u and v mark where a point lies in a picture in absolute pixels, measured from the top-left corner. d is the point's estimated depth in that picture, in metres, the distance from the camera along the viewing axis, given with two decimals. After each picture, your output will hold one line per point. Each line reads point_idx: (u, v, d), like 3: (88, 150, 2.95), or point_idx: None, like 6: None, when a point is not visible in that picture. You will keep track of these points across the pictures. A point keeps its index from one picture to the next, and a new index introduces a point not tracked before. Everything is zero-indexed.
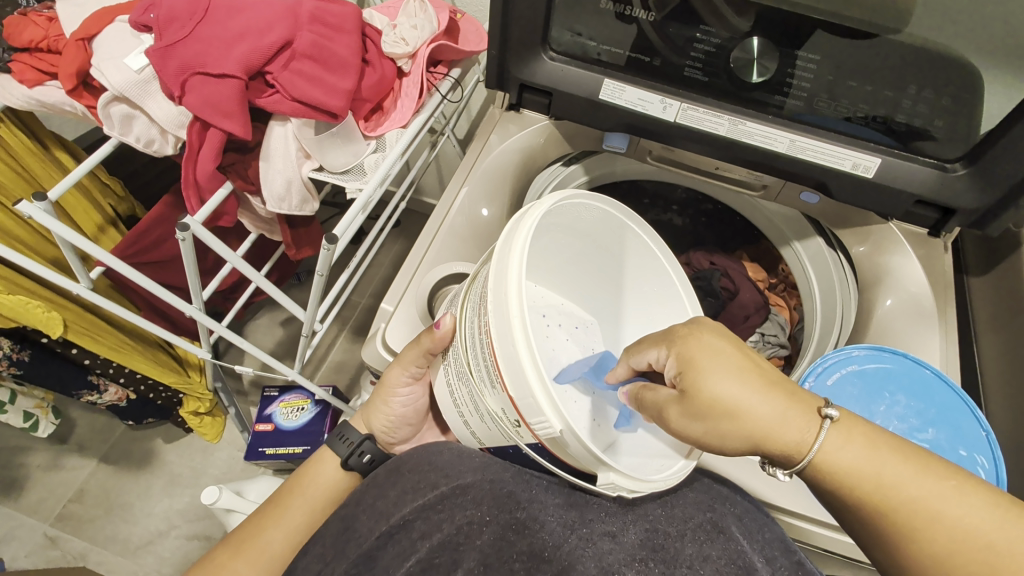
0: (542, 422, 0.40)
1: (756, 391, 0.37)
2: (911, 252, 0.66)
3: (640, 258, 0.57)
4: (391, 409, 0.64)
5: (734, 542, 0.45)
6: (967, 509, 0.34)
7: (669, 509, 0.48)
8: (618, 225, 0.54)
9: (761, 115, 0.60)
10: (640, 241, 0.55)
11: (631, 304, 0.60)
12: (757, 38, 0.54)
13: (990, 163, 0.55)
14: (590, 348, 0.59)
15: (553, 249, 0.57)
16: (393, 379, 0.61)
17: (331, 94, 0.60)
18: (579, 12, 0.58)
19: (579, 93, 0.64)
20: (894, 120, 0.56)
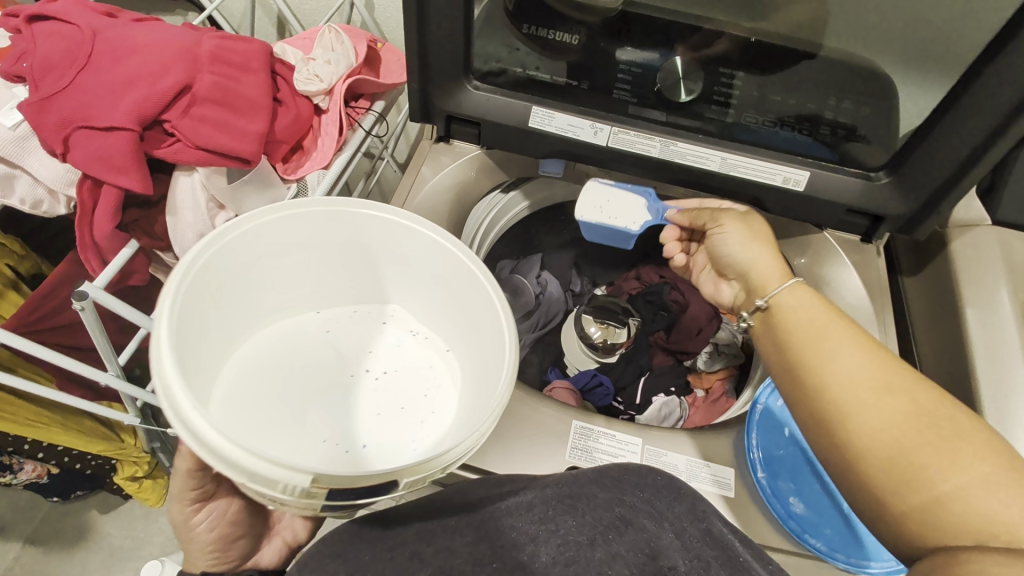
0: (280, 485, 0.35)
1: (767, 242, 0.61)
2: (847, 261, 0.66)
3: (389, 238, 0.51)
4: (202, 540, 0.56)
5: (643, 531, 0.41)
6: (863, 348, 0.48)
7: (577, 517, 0.43)
8: (345, 219, 0.49)
9: (691, 135, 0.60)
10: (378, 221, 0.50)
11: (412, 279, 0.55)
12: (679, 59, 0.55)
13: (910, 169, 0.56)
14: (410, 329, 0.57)
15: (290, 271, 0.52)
16: (179, 515, 0.56)
17: (240, 139, 0.55)
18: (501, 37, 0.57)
19: (508, 122, 0.62)
20: (819, 131, 0.57)
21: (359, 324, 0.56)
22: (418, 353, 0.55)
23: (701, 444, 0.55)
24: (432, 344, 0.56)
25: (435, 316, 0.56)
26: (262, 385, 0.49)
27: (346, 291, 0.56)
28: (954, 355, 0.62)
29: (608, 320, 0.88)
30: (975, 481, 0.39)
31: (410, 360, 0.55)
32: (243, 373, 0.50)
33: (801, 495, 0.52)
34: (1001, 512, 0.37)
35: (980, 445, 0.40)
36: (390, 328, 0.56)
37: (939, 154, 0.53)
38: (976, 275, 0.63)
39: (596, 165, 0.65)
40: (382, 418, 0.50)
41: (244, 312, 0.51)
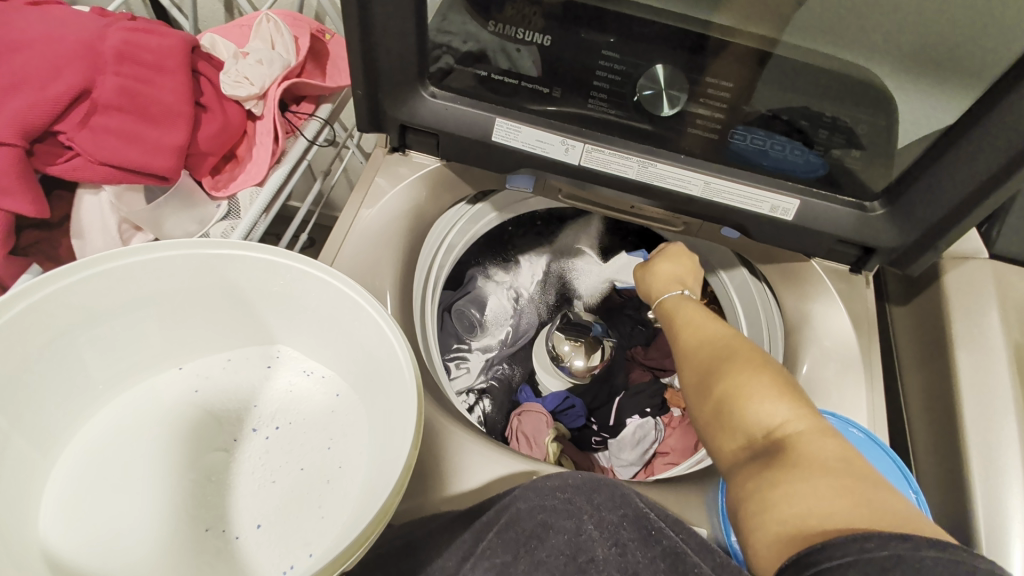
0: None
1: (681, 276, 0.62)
2: (833, 291, 0.62)
3: (258, 276, 0.46)
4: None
5: (568, 530, 0.38)
6: (700, 317, 0.52)
7: (504, 533, 0.40)
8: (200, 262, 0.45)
9: (672, 155, 0.54)
10: (239, 260, 0.45)
11: (292, 315, 0.50)
12: (662, 66, 0.48)
13: (908, 202, 0.51)
14: (305, 370, 0.51)
15: (140, 330, 0.47)
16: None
17: (153, 153, 0.47)
18: (458, 37, 0.49)
19: (469, 135, 0.55)
20: (812, 154, 0.51)
21: (235, 374, 0.50)
22: (317, 397, 0.50)
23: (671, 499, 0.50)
24: (332, 386, 0.50)
25: (326, 350, 0.50)
26: (116, 479, 0.44)
27: (216, 335, 0.50)
28: (942, 397, 0.57)
29: (582, 338, 0.80)
30: (737, 394, 0.41)
31: (308, 407, 0.49)
32: (93, 467, 0.44)
33: None
34: (757, 416, 0.39)
35: (741, 359, 0.43)
36: (274, 373, 0.51)
37: (941, 187, 0.48)
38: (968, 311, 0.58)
39: (568, 182, 0.59)
40: (278, 486, 0.45)
41: (70, 394, 0.44)
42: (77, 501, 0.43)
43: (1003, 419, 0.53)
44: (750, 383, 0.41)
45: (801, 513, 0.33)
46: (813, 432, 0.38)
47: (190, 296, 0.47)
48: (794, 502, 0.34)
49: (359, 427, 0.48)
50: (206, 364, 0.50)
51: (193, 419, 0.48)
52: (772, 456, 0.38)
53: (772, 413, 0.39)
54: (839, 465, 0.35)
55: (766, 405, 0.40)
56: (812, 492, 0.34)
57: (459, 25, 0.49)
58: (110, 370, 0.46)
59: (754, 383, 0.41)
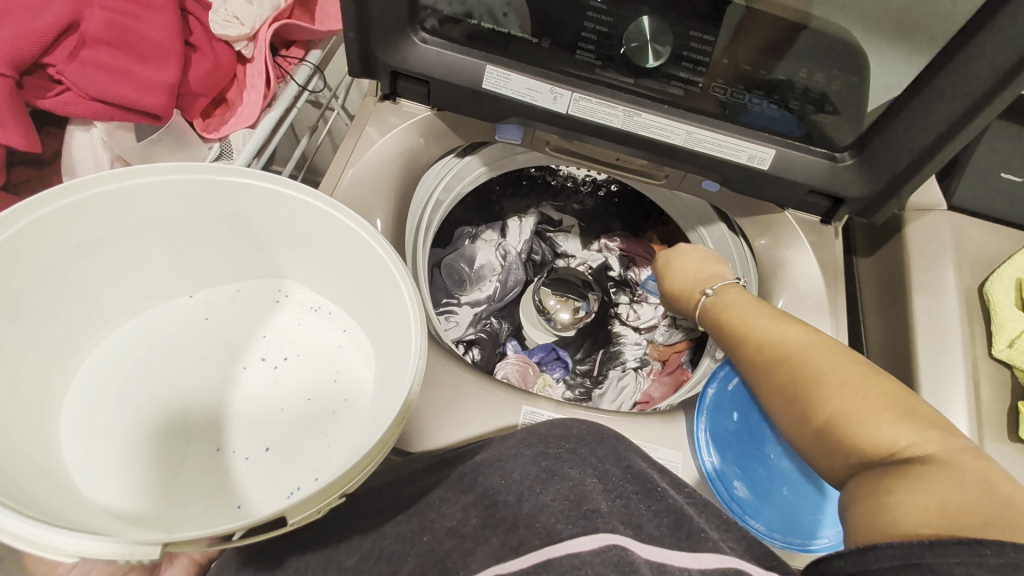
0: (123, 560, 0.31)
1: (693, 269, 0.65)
2: (805, 241, 0.65)
3: (271, 211, 0.47)
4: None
5: (568, 480, 0.41)
6: (764, 322, 0.52)
7: (506, 475, 0.43)
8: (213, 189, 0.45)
9: (656, 105, 0.56)
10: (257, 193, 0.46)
11: (299, 252, 0.51)
12: (648, 18, 0.49)
13: (875, 153, 0.54)
14: (311, 307, 0.54)
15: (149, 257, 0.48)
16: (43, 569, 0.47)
17: (144, 90, 0.48)
18: None
19: (459, 83, 0.56)
20: (789, 105, 0.54)
21: (242, 305, 0.53)
22: (323, 331, 0.53)
23: (649, 427, 0.54)
24: (337, 323, 0.53)
25: (332, 286, 0.53)
26: (129, 401, 0.47)
27: (222, 268, 0.53)
28: (897, 339, 0.61)
29: (567, 294, 0.82)
30: (848, 417, 0.42)
31: (314, 340, 0.52)
32: (110, 388, 0.47)
33: (745, 479, 0.51)
34: (872, 438, 0.41)
35: (845, 379, 0.44)
36: (281, 308, 0.54)
37: (905, 138, 0.51)
38: (926, 258, 0.62)
39: (557, 133, 0.61)
40: (285, 413, 0.48)
41: (84, 315, 0.46)
42: (92, 413, 0.46)
43: (951, 356, 0.57)
44: (866, 408, 0.42)
45: (907, 519, 0.35)
46: (949, 453, 0.38)
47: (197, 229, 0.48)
48: (907, 509, 0.35)
49: (362, 362, 0.51)
50: (214, 295, 0.53)
51: (202, 348, 0.50)
52: (886, 472, 0.39)
53: (893, 436, 0.40)
54: (975, 484, 0.35)
55: (883, 428, 0.41)
56: (923, 500, 0.35)
57: None
58: (121, 294, 0.48)
59: (867, 407, 0.42)
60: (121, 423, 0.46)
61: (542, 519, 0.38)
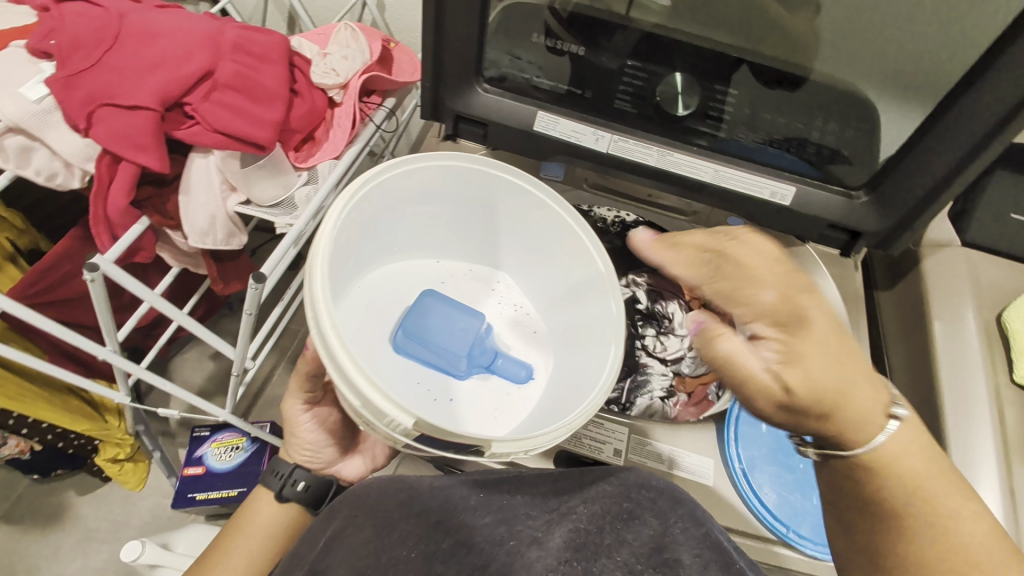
0: (389, 419, 0.41)
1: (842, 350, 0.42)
2: (825, 273, 0.70)
3: (529, 210, 0.58)
4: (304, 438, 0.67)
5: (649, 526, 0.42)
6: (963, 525, 0.42)
7: (588, 505, 0.44)
8: (490, 183, 0.56)
9: (686, 146, 0.63)
10: (521, 196, 0.57)
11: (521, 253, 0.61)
12: (680, 73, 0.59)
13: (888, 190, 0.60)
14: (511, 302, 0.63)
15: (428, 217, 0.59)
16: (292, 412, 0.67)
17: (257, 126, 0.58)
18: (515, 38, 0.59)
19: (513, 124, 0.65)
20: (807, 146, 0.60)
21: (469, 280, 0.63)
22: (519, 326, 0.61)
23: (682, 435, 0.57)
24: (530, 325, 0.62)
25: (540, 293, 0.62)
26: (374, 309, 0.57)
27: (461, 247, 0.63)
28: (921, 364, 0.64)
29: None
30: None
31: (514, 331, 0.61)
32: (367, 294, 0.58)
33: (774, 488, 0.54)
34: None
35: None
36: (494, 294, 0.63)
37: (916, 176, 0.57)
38: (946, 290, 0.66)
39: (594, 169, 0.69)
40: (485, 378, 0.56)
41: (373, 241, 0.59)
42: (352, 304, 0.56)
43: (974, 379, 0.60)
44: None
45: None
46: None
47: (462, 211, 0.59)
48: None
49: (542, 363, 0.59)
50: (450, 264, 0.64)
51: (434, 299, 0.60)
52: None
53: None
54: None
55: None
56: None
57: (501, 48, 0.60)
58: (401, 238, 0.60)
59: None
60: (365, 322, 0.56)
61: (622, 557, 0.41)
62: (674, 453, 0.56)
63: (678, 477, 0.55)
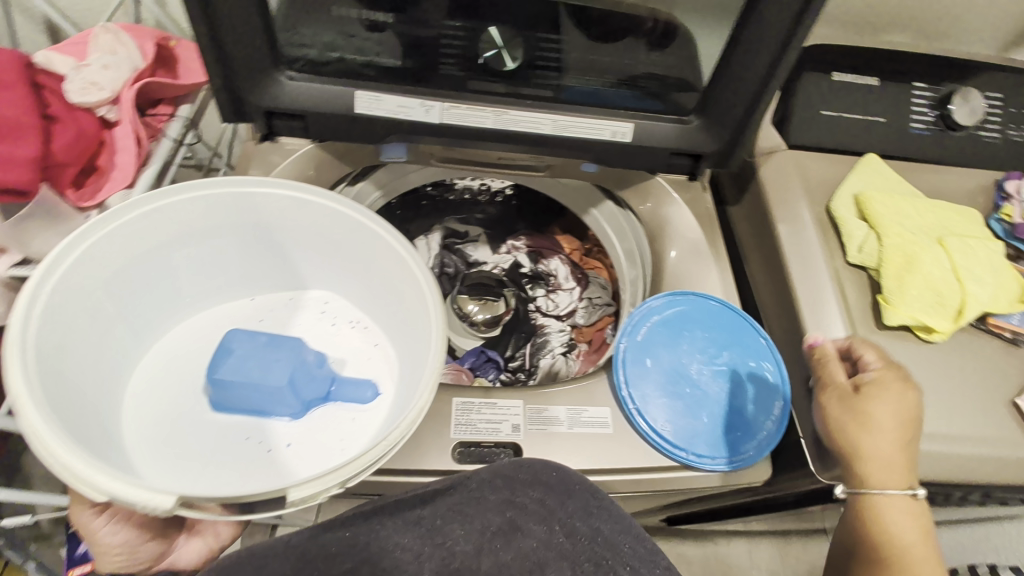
0: (141, 505, 0.39)
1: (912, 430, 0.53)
2: (678, 201, 0.73)
3: (302, 214, 0.57)
4: (106, 546, 0.52)
5: None
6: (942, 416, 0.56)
7: None
8: (248, 203, 0.56)
9: (521, 102, 0.61)
10: (281, 203, 0.56)
11: (323, 264, 0.62)
12: (495, 27, 0.58)
13: (714, 109, 0.62)
14: (348, 319, 0.64)
15: (213, 260, 0.59)
16: (79, 519, 0.51)
17: (4, 165, 0.48)
18: (318, 18, 0.56)
19: (331, 111, 0.59)
20: (637, 81, 0.64)
21: (292, 312, 0.63)
22: (359, 342, 0.62)
23: (575, 392, 0.57)
24: (371, 337, 0.63)
25: (370, 302, 0.63)
26: (183, 379, 0.57)
27: (269, 281, 0.64)
28: (774, 266, 0.69)
29: (484, 297, 0.89)
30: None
31: (349, 349, 0.61)
32: (173, 369, 0.58)
33: (670, 418, 0.56)
34: None
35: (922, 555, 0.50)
36: (323, 316, 0.64)
37: (735, 91, 0.59)
38: (783, 193, 0.70)
39: (435, 143, 0.65)
40: (322, 410, 0.56)
41: (162, 304, 0.59)
42: (156, 385, 0.57)
43: (819, 269, 0.65)
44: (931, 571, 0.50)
45: None
46: None
47: (247, 245, 0.60)
48: None
49: (385, 372, 0.60)
50: (267, 301, 0.64)
51: None
52: None
53: None
54: None
55: None
56: None
57: (313, 35, 0.57)
58: (193, 288, 0.60)
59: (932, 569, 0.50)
60: (174, 394, 0.56)
61: None
62: (569, 412, 0.56)
63: (579, 433, 0.55)
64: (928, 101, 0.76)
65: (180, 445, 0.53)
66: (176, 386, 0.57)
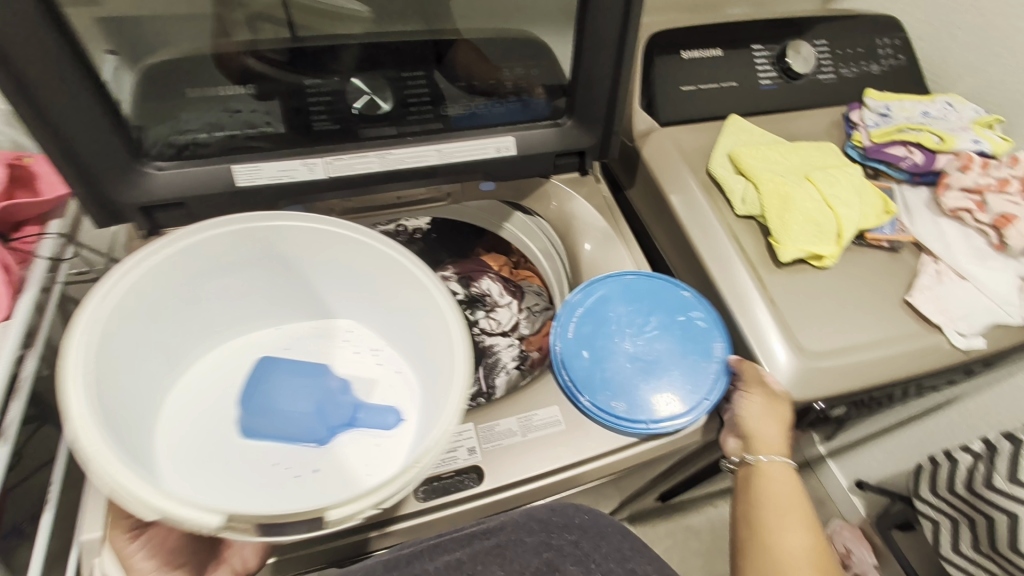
0: (189, 524, 0.38)
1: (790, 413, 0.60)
2: (577, 195, 0.76)
3: (320, 244, 0.55)
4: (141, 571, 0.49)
5: None
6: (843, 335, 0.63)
7: None
8: (266, 234, 0.54)
9: (402, 140, 0.62)
10: (301, 232, 0.54)
11: (349, 290, 0.59)
12: (357, 78, 0.58)
13: (581, 106, 0.66)
14: (373, 347, 0.60)
15: (239, 291, 0.57)
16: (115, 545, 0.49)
17: None
18: (167, 104, 0.53)
19: (212, 190, 0.58)
20: (510, 96, 0.65)
21: (312, 344, 0.60)
22: (381, 370, 0.58)
23: (522, 400, 0.58)
24: (394, 365, 0.59)
25: (393, 332, 0.60)
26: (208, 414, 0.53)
27: (289, 309, 0.60)
28: (677, 233, 0.73)
29: None
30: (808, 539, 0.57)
31: (378, 374, 0.58)
32: (196, 401, 0.54)
33: (620, 397, 0.58)
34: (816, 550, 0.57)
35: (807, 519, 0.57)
36: (346, 344, 0.60)
37: (595, 86, 0.64)
38: (667, 167, 0.76)
39: (331, 198, 0.65)
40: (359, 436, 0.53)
41: (196, 332, 0.56)
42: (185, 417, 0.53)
43: (712, 226, 0.70)
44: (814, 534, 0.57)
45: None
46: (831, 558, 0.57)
47: (266, 274, 0.57)
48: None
49: (408, 399, 0.56)
50: (292, 331, 0.61)
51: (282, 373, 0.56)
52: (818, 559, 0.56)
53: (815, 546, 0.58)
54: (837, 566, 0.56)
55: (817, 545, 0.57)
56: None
57: (196, 118, 0.55)
58: (224, 316, 0.58)
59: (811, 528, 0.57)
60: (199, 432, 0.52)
61: None
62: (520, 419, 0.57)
63: (535, 438, 0.56)
64: (769, 59, 0.84)
65: (216, 471, 0.50)
66: (197, 414, 0.53)
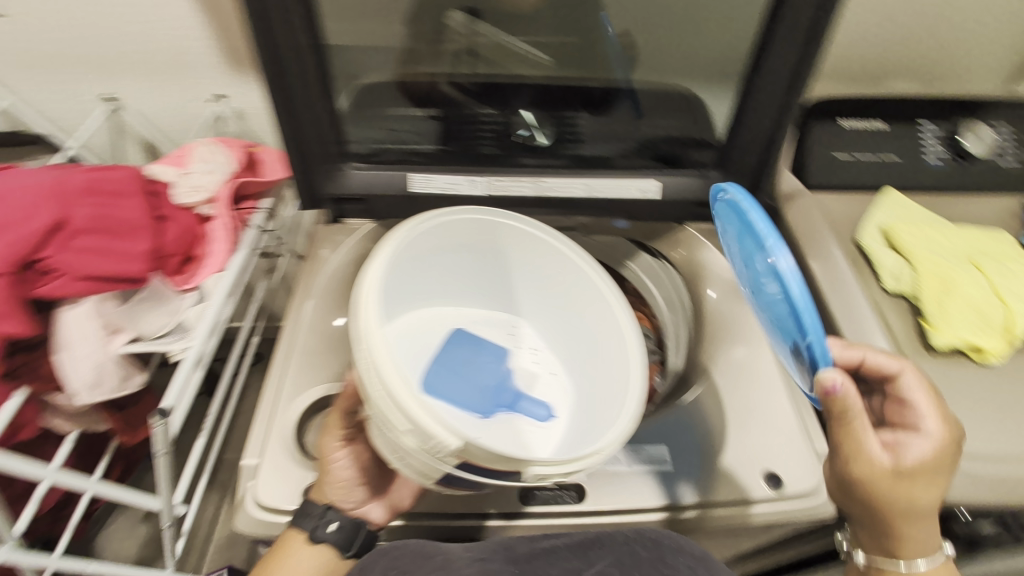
0: (434, 442, 0.39)
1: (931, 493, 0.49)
2: (712, 246, 0.77)
3: (529, 250, 0.60)
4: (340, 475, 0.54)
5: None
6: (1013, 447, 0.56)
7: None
8: (490, 230, 0.58)
9: (556, 171, 0.68)
10: (519, 233, 0.59)
11: (533, 294, 0.62)
12: (527, 111, 0.69)
13: (731, 160, 0.67)
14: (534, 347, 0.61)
15: (449, 270, 0.60)
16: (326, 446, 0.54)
17: (127, 261, 0.56)
18: (374, 114, 0.66)
19: (389, 192, 0.67)
20: (655, 143, 0.71)
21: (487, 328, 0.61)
22: (541, 370, 0.60)
23: (633, 434, 0.59)
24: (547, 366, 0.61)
25: (561, 340, 0.62)
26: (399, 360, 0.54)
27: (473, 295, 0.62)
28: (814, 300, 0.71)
29: None
30: None
31: (538, 370, 0.60)
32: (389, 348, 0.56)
33: None
34: None
35: None
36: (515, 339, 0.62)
37: (749, 144, 0.65)
38: (811, 231, 0.74)
39: None
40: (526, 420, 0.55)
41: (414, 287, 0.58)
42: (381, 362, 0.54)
43: (857, 298, 0.67)
44: None
45: None
46: None
47: (474, 258, 0.60)
48: None
49: (563, 399, 0.58)
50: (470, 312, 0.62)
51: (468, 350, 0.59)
52: None
53: None
54: None
55: None
56: None
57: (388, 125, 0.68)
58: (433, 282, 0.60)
59: None
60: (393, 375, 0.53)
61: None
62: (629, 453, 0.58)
63: (640, 472, 0.57)
64: (939, 137, 0.79)
65: None
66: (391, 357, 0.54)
